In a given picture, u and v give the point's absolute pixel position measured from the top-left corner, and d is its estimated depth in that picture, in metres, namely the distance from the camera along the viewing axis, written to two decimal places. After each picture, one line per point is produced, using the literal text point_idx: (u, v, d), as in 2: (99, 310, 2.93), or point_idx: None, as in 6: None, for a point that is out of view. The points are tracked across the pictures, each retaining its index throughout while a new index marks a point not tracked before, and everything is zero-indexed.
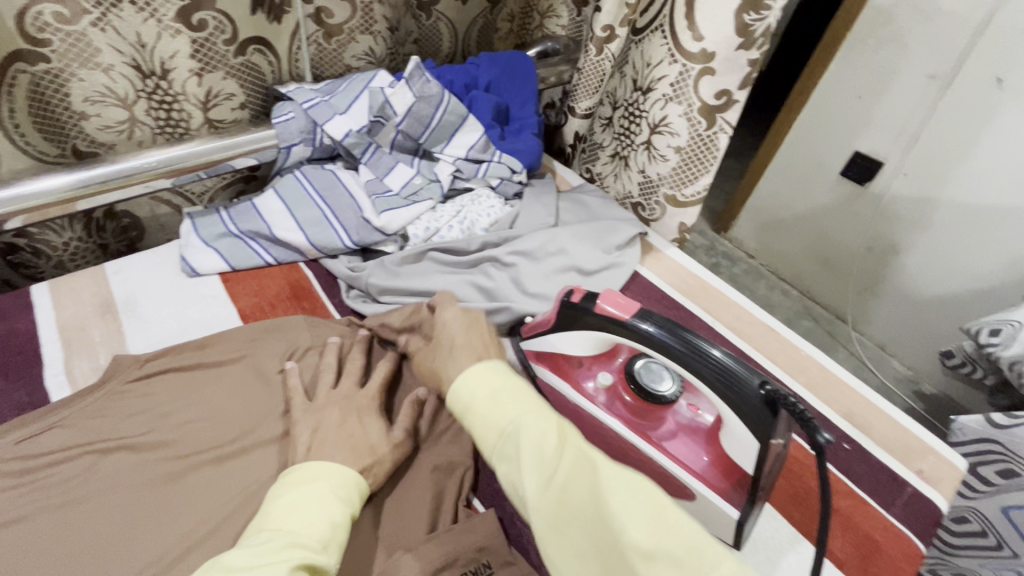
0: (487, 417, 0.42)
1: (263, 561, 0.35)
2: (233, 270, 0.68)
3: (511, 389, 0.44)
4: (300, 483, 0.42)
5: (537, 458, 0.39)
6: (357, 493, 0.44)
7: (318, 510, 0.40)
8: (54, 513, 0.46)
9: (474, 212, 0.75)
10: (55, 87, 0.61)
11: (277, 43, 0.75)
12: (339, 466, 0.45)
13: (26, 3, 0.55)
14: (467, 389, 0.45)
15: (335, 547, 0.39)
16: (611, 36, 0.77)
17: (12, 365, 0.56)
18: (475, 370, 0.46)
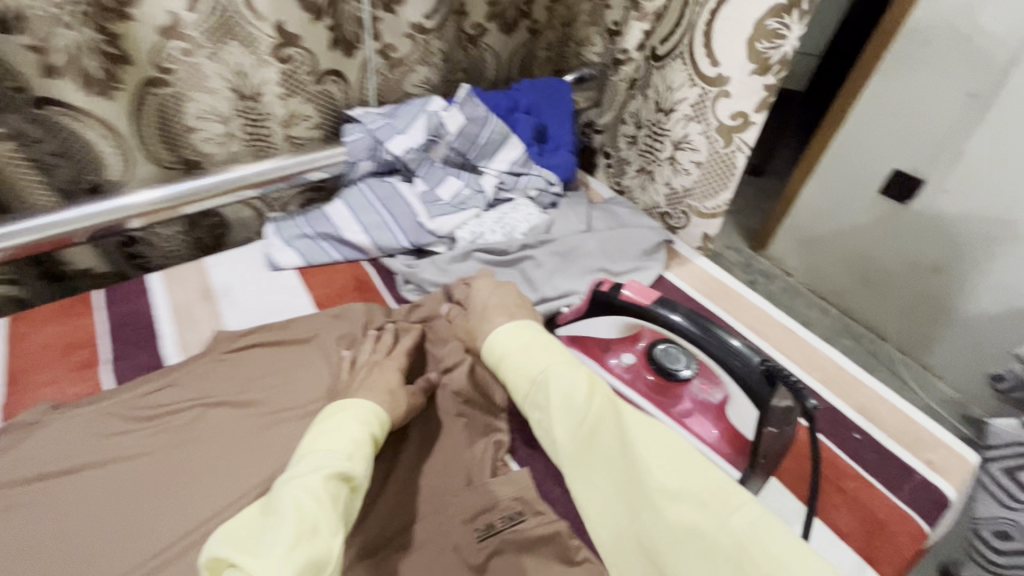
0: (520, 366, 0.52)
1: (302, 473, 0.43)
2: (308, 266, 0.80)
3: (540, 343, 0.54)
4: (329, 417, 0.50)
5: (567, 403, 0.48)
6: (376, 420, 0.52)
7: (344, 433, 0.48)
8: (172, 450, 0.56)
9: (515, 219, 0.84)
10: (175, 106, 0.75)
11: (349, 74, 0.87)
12: (358, 400, 0.53)
13: (159, 39, 0.69)
14: (503, 344, 0.55)
15: (360, 459, 0.47)
16: (630, 58, 0.91)
17: (136, 336, 0.68)
18: (507, 329, 0.56)
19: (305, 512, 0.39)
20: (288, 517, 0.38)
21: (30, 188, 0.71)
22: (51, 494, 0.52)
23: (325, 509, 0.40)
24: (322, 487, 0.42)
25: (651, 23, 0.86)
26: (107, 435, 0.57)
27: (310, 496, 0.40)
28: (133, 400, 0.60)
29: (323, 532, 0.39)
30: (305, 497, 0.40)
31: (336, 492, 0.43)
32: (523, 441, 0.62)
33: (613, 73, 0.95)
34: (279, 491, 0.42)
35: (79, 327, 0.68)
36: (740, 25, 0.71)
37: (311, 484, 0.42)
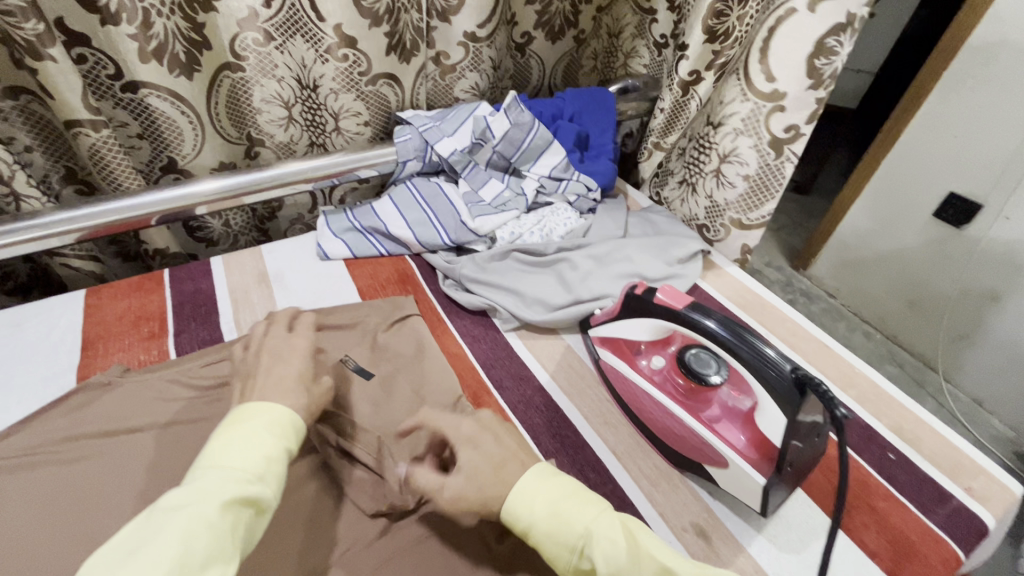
0: (556, 533, 0.43)
1: (197, 493, 0.37)
2: (355, 257, 0.84)
3: (567, 493, 0.45)
4: (239, 422, 0.44)
5: (616, 573, 0.41)
6: (292, 429, 0.47)
7: (252, 445, 0.42)
8: (224, 419, 0.61)
9: (553, 222, 0.86)
10: (243, 90, 0.83)
11: (404, 78, 0.92)
12: (276, 405, 0.47)
13: (238, 30, 0.76)
14: (527, 508, 0.44)
15: (274, 477, 0.42)
16: (696, 79, 0.85)
17: (197, 312, 0.74)
18: (526, 484, 0.45)
19: (191, 543, 0.34)
20: (171, 550, 0.34)
21: (120, 172, 0.78)
22: (114, 451, 0.57)
23: (217, 542, 0.35)
24: (219, 515, 0.36)
25: (713, 40, 0.81)
26: (168, 400, 0.62)
27: (204, 527, 0.35)
28: (193, 369, 0.65)
29: (213, 565, 0.35)
30: (194, 521, 0.35)
31: (237, 518, 0.38)
32: (549, 433, 0.63)
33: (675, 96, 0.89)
34: (165, 509, 0.36)
35: (147, 302, 0.74)
36: (796, 41, 0.71)
37: (203, 510, 0.36)
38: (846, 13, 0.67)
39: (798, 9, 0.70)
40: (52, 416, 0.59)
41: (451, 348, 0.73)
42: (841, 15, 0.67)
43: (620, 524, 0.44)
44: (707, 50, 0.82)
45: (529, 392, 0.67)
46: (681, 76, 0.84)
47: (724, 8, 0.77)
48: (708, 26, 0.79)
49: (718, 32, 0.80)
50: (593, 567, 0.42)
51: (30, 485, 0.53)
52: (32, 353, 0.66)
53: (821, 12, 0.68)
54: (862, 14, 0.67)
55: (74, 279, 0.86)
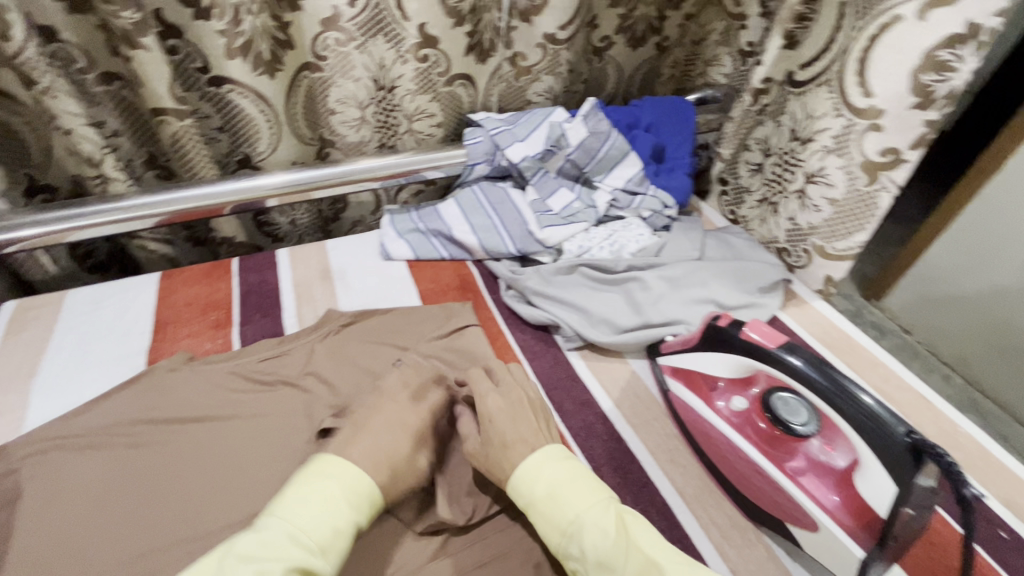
0: (550, 515, 0.45)
1: (263, 556, 0.41)
2: (417, 259, 0.83)
3: (568, 481, 0.47)
4: (313, 479, 0.46)
5: (601, 562, 0.43)
6: (368, 501, 0.47)
7: (324, 508, 0.44)
8: (281, 416, 0.60)
9: (625, 237, 0.81)
10: (321, 90, 0.83)
11: (478, 79, 0.90)
12: (350, 465, 0.48)
13: (320, 30, 0.76)
14: (528, 487, 0.47)
15: (335, 551, 0.43)
16: (768, 88, 0.84)
17: (262, 304, 0.74)
18: (530, 465, 0.48)
19: None
20: None
21: (199, 161, 0.80)
22: (174, 441, 0.57)
23: None
24: None
25: (792, 46, 0.79)
26: (229, 392, 0.62)
27: None
28: (252, 363, 0.65)
29: None
30: None
31: None
32: (612, 467, 0.59)
33: (739, 103, 0.89)
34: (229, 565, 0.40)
35: (217, 290, 0.75)
36: (900, 52, 0.64)
37: None
38: (967, 23, 0.58)
39: (905, 16, 0.62)
40: (118, 397, 0.60)
41: (511, 363, 0.69)
42: (959, 26, 0.59)
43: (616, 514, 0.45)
44: (785, 57, 0.80)
45: (591, 420, 0.63)
46: (753, 84, 0.85)
47: (807, 12, 0.75)
48: (788, 31, 0.78)
49: (798, 39, 0.78)
50: (580, 552, 0.44)
51: (98, 466, 0.54)
52: (109, 332, 0.68)
53: (931, 21, 0.60)
54: (990, 26, 0.58)
55: (149, 261, 0.89)
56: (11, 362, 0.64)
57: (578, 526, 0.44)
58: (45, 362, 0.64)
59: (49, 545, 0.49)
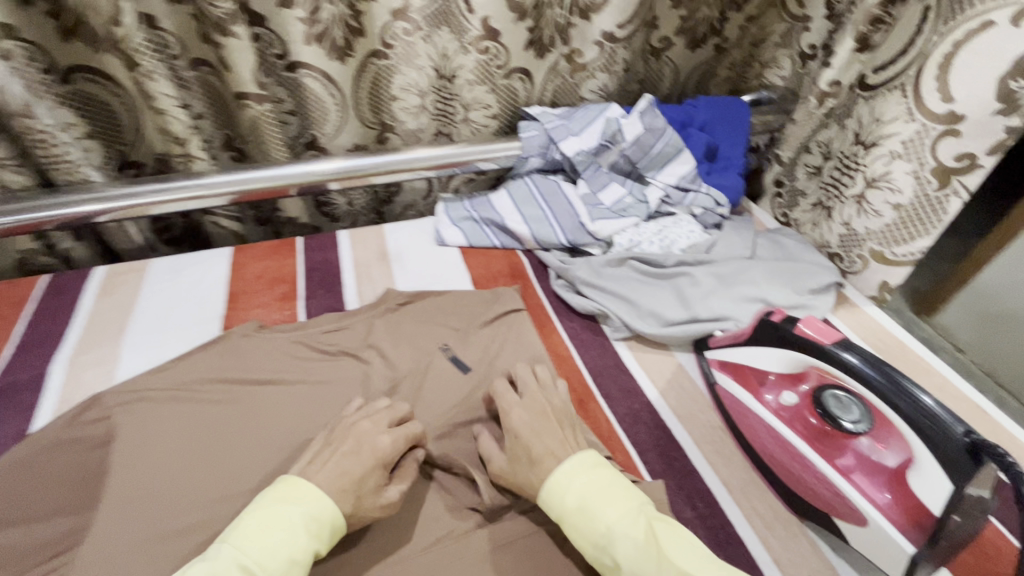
0: (583, 527, 0.45)
1: None
2: (469, 246, 0.86)
3: (599, 491, 0.46)
4: (278, 503, 0.46)
5: None
6: (330, 529, 0.46)
7: (282, 535, 0.43)
8: (341, 385, 0.64)
9: (675, 234, 0.83)
10: (387, 77, 0.87)
11: (535, 74, 0.92)
12: (316, 489, 0.47)
13: (390, 19, 0.80)
14: (558, 498, 0.47)
15: None
16: (836, 90, 0.82)
17: (324, 281, 0.79)
18: (560, 475, 0.48)
19: None
20: None
21: (273, 143, 0.85)
22: (246, 401, 0.61)
23: None
24: None
25: (864, 49, 0.77)
26: (296, 359, 0.66)
27: None
28: (316, 334, 0.69)
29: None
30: None
31: None
32: (656, 452, 0.60)
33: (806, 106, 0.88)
34: None
35: (283, 265, 0.80)
36: (989, 59, 0.63)
37: None
38: None
39: (996, 22, 0.61)
40: (196, 357, 0.64)
41: (559, 349, 0.71)
42: None
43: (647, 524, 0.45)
44: (855, 61, 0.79)
45: (636, 407, 0.65)
46: (819, 87, 0.83)
47: (885, 16, 0.74)
48: (861, 33, 0.76)
49: (871, 42, 0.77)
50: (615, 562, 0.44)
51: (179, 417, 0.59)
52: (187, 299, 0.74)
53: None
54: None
55: (220, 237, 0.95)
56: (102, 322, 0.70)
57: (610, 539, 0.44)
58: (132, 322, 0.70)
59: (135, 485, 0.53)
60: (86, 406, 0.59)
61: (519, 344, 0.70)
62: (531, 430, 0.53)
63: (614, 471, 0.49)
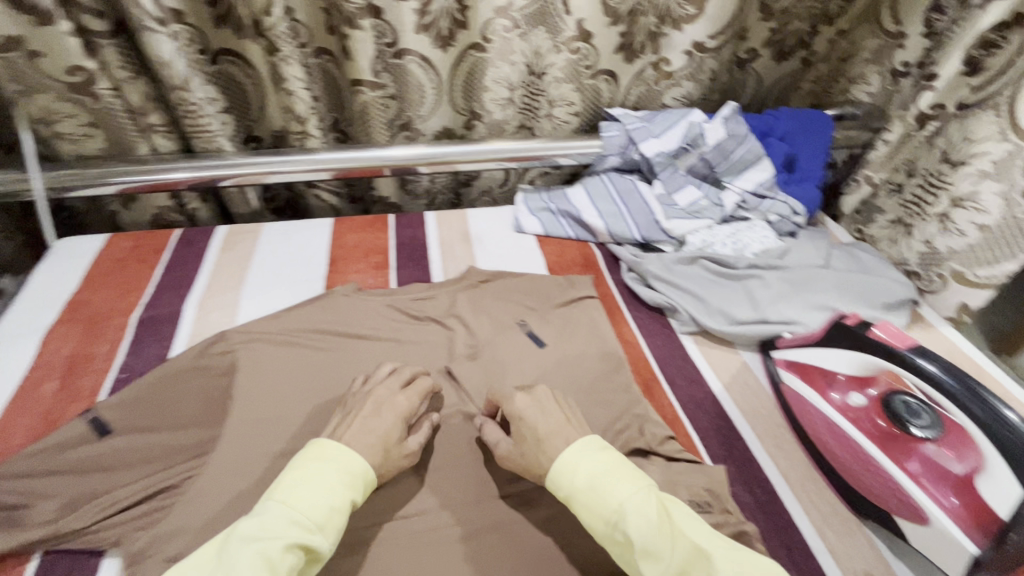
0: (594, 505, 0.46)
1: (266, 533, 0.42)
2: (545, 235, 0.91)
3: (608, 471, 0.47)
4: (310, 460, 0.48)
5: (646, 548, 0.43)
6: (362, 483, 0.49)
7: (320, 488, 0.46)
8: (428, 347, 0.71)
9: (749, 238, 0.84)
10: (482, 70, 0.92)
11: (622, 77, 0.97)
12: (346, 449, 0.50)
13: (492, 15, 0.86)
14: (569, 478, 0.48)
15: (332, 528, 0.45)
16: (938, 114, 0.80)
17: (413, 255, 0.86)
18: (569, 457, 0.49)
19: None
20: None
21: (376, 126, 0.93)
22: (346, 352, 0.69)
23: None
24: (279, 555, 0.41)
25: (972, 72, 0.75)
26: (388, 320, 0.73)
27: (262, 565, 0.40)
28: (406, 300, 0.76)
29: None
30: (260, 563, 0.40)
31: (296, 563, 0.42)
32: (717, 440, 0.63)
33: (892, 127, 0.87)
34: (233, 538, 0.42)
35: (377, 238, 0.88)
36: None
37: (265, 550, 0.41)
38: None
39: None
40: (304, 309, 0.73)
41: (627, 336, 0.76)
42: None
43: (658, 500, 0.46)
44: (962, 84, 0.77)
45: (700, 397, 0.68)
46: (918, 108, 0.81)
47: (997, 40, 0.72)
48: (970, 56, 0.75)
49: (982, 66, 0.74)
50: (625, 540, 0.44)
51: (289, 358, 0.67)
52: (296, 260, 0.83)
53: None
54: None
55: (320, 209, 1.04)
56: (225, 272, 0.80)
57: (619, 516, 0.45)
58: (249, 275, 0.80)
59: (255, 408, 0.61)
60: (215, 341, 0.67)
61: (588, 325, 0.74)
62: (537, 414, 0.55)
63: (620, 454, 0.50)
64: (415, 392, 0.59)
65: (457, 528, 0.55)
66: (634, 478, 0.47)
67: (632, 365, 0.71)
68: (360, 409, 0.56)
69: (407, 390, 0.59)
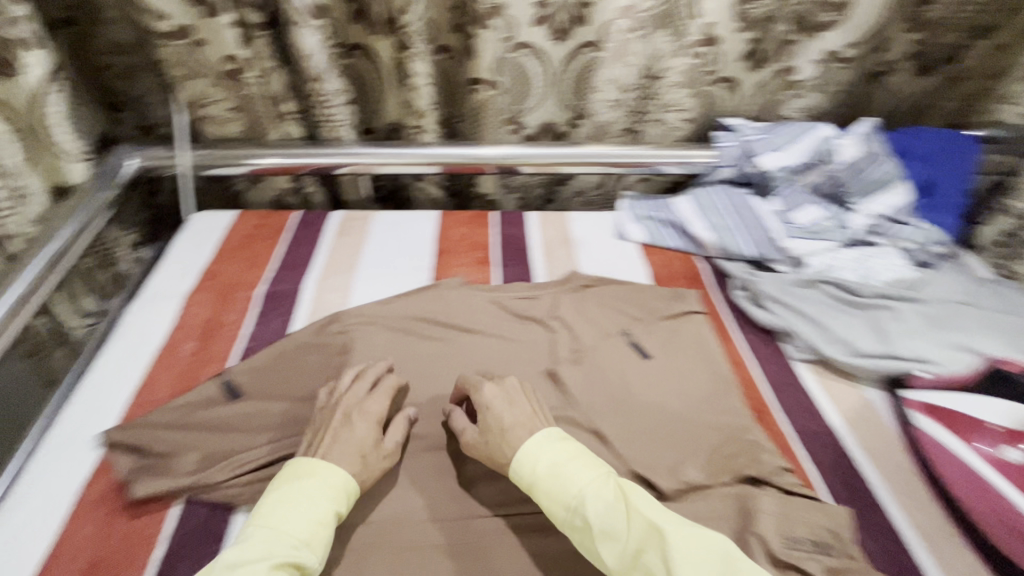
0: (555, 491, 0.47)
1: (251, 555, 0.43)
2: (648, 244, 0.89)
3: (570, 458, 0.49)
4: (290, 480, 0.49)
5: (605, 531, 0.45)
6: (345, 495, 0.50)
7: (304, 506, 0.47)
8: (531, 348, 0.71)
9: (878, 265, 0.78)
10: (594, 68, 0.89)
11: (743, 85, 0.92)
12: (326, 466, 0.51)
13: (612, 16, 0.83)
14: (531, 467, 0.49)
15: (320, 543, 0.46)
16: None
17: (516, 254, 0.86)
18: (530, 447, 0.51)
19: None
20: None
21: (489, 123, 0.94)
22: (453, 344, 0.70)
23: None
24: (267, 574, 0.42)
25: None
26: (493, 317, 0.74)
27: None
28: (510, 298, 0.77)
29: None
30: None
31: None
32: (835, 476, 0.59)
33: None
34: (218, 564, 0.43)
35: (480, 234, 0.90)
36: None
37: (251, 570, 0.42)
38: None
39: None
40: (412, 297, 0.75)
41: (736, 357, 0.72)
42: None
43: (615, 485, 0.47)
44: None
45: (817, 429, 0.64)
46: None
47: None
48: None
49: None
50: (585, 524, 0.45)
51: (399, 345, 0.69)
52: (405, 249, 0.86)
53: None
54: None
55: (421, 202, 1.07)
56: (340, 257, 0.84)
57: (580, 497, 0.46)
58: (362, 261, 0.83)
59: None
60: (332, 321, 0.71)
61: (694, 341, 0.72)
62: (504, 405, 0.56)
63: (579, 444, 0.52)
64: (384, 393, 0.59)
65: (557, 536, 0.53)
66: (587, 460, 0.49)
67: (743, 390, 0.68)
68: (328, 426, 0.55)
69: (375, 392, 0.59)
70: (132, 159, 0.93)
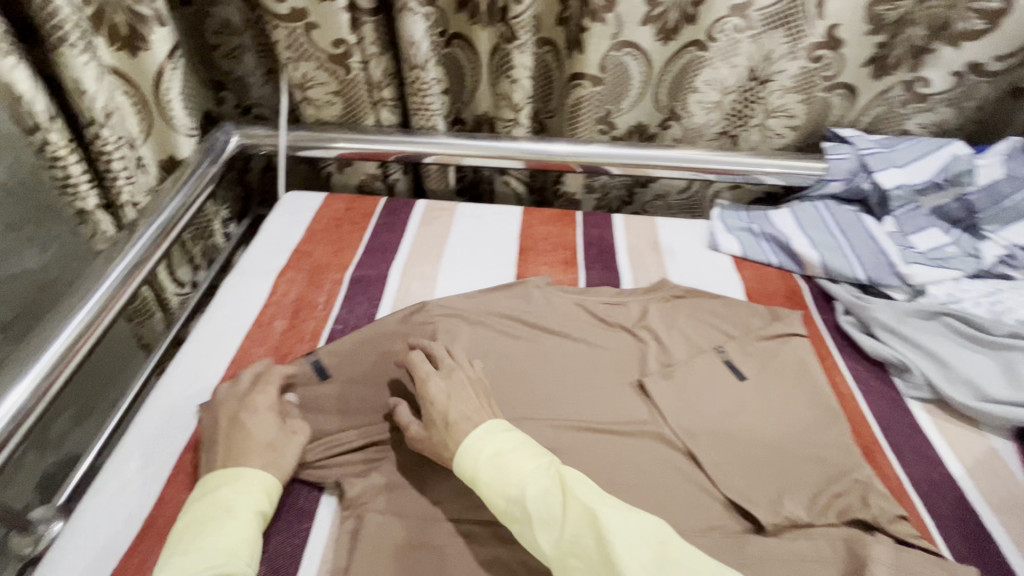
0: (495, 483, 0.46)
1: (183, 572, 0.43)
2: (743, 257, 0.84)
3: (512, 447, 0.48)
4: (206, 494, 0.50)
5: (544, 520, 0.43)
6: (266, 495, 0.51)
7: (226, 515, 0.48)
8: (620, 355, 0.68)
9: (1016, 300, 0.70)
10: (696, 69, 0.84)
11: (861, 94, 0.86)
12: (240, 471, 0.52)
13: (726, 14, 0.78)
14: (473, 459, 0.48)
15: (249, 543, 0.47)
16: None
17: (602, 257, 0.84)
18: (471, 440, 0.50)
19: None
20: None
21: (585, 123, 0.91)
22: (539, 344, 0.68)
23: None
24: None
25: None
26: (580, 319, 0.72)
27: None
28: (597, 302, 0.74)
29: None
30: None
31: None
32: (959, 532, 0.54)
33: None
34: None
35: (565, 233, 0.88)
36: None
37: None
38: None
39: None
40: (498, 293, 0.74)
41: (841, 387, 0.67)
42: None
43: (555, 473, 0.46)
44: None
45: (937, 479, 0.58)
46: None
47: None
48: None
49: None
50: (524, 512, 0.44)
51: (484, 341, 0.68)
52: (490, 244, 0.85)
53: None
54: None
55: (503, 196, 1.06)
56: (425, 246, 0.84)
57: (521, 483, 0.45)
58: (447, 252, 0.83)
59: None
60: (417, 311, 0.70)
61: (796, 367, 0.67)
62: (450, 399, 0.54)
63: (522, 434, 0.51)
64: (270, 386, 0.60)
65: None
66: (526, 448, 0.48)
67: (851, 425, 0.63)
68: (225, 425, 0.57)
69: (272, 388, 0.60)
70: (233, 137, 0.93)
